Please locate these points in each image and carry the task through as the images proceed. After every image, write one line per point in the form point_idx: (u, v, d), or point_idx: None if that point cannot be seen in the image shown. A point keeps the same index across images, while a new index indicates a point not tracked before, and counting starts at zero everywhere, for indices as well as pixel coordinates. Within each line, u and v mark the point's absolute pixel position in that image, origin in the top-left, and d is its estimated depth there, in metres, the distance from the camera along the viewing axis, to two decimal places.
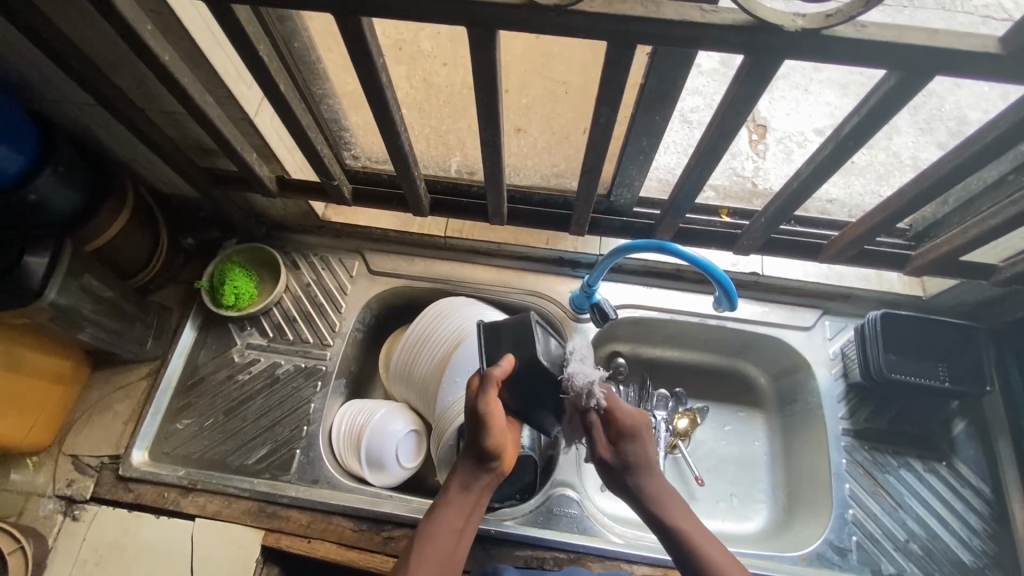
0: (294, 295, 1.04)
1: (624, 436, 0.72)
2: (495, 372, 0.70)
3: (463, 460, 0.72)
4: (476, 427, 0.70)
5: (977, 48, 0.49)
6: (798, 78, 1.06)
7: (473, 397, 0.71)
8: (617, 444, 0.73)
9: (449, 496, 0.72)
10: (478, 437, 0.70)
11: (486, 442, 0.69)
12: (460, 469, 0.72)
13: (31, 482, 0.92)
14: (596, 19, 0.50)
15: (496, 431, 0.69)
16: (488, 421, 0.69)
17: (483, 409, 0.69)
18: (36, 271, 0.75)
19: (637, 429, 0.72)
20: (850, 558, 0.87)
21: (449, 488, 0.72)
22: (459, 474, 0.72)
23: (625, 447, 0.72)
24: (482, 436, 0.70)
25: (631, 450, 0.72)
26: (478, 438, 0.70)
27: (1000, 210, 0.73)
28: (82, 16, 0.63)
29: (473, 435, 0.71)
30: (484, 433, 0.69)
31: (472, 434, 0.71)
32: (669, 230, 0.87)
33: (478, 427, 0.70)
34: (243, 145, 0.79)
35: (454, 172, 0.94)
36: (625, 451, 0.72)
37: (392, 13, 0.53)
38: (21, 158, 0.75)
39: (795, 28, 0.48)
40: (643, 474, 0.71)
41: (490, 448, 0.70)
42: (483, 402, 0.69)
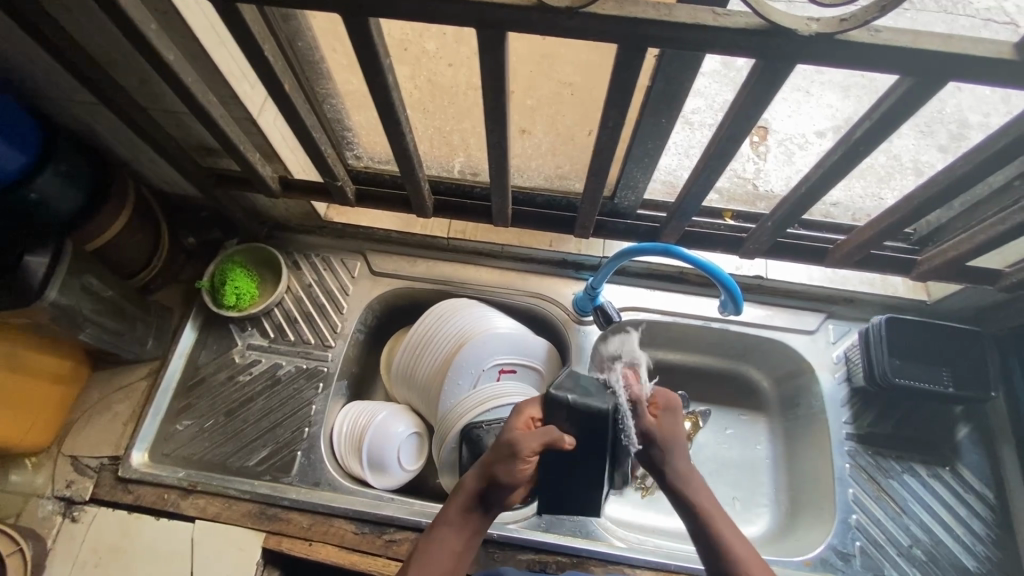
0: (295, 296, 1.03)
1: (667, 412, 0.70)
2: (546, 432, 0.66)
3: (471, 473, 0.69)
4: (499, 456, 0.66)
5: (991, 55, 0.48)
6: (801, 81, 1.07)
7: (515, 432, 0.67)
8: (657, 417, 0.70)
9: (451, 514, 0.68)
10: (497, 465, 0.66)
11: (503, 477, 0.66)
12: (466, 483, 0.69)
13: (30, 483, 0.91)
14: (609, 23, 0.49)
15: (517, 475, 0.66)
16: (517, 463, 0.65)
17: (518, 448, 0.65)
18: (37, 270, 0.74)
19: (671, 408, 0.70)
20: (853, 564, 0.87)
21: (452, 501, 0.69)
22: (464, 481, 0.69)
23: (663, 419, 0.69)
24: (501, 468, 0.66)
25: (668, 423, 0.69)
26: (496, 465, 0.66)
27: (1007, 217, 0.73)
28: (85, 14, 0.63)
29: (492, 458, 0.67)
30: (507, 465, 0.65)
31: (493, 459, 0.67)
32: (675, 233, 0.87)
33: (504, 461, 0.66)
34: (246, 145, 0.79)
35: (457, 172, 0.94)
36: (667, 426, 0.69)
37: (401, 14, 0.53)
38: (21, 157, 0.74)
39: (809, 33, 0.48)
40: (676, 451, 0.69)
41: (504, 477, 0.66)
42: (522, 445, 0.65)
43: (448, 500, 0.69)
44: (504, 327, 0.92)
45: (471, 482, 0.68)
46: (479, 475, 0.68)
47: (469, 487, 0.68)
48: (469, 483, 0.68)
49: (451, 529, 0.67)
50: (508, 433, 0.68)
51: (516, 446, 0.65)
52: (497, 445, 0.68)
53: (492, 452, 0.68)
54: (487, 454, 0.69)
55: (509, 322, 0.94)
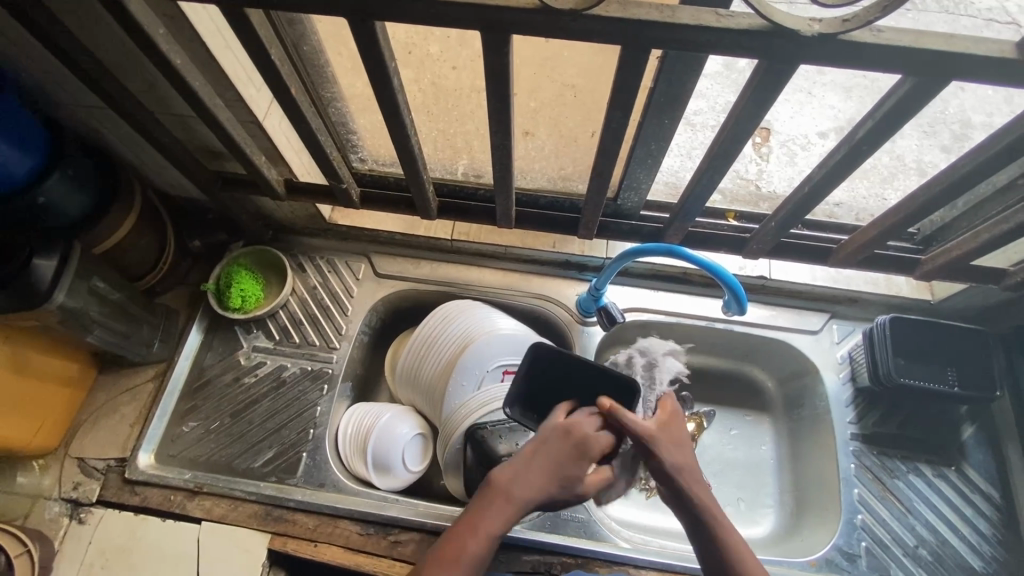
0: (300, 298, 1.04)
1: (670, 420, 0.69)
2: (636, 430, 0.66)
3: (515, 473, 0.64)
4: (565, 450, 0.65)
5: (994, 54, 0.49)
6: (802, 82, 1.07)
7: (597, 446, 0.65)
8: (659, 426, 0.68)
9: (489, 525, 0.61)
10: (557, 464, 0.64)
11: (560, 473, 0.64)
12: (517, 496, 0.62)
13: (37, 484, 0.91)
14: (613, 25, 0.50)
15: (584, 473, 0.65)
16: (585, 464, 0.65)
17: (592, 447, 0.65)
18: (45, 273, 0.74)
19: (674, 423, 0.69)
20: (859, 564, 0.87)
21: (495, 509, 0.62)
22: (506, 483, 0.63)
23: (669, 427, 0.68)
24: (565, 466, 0.64)
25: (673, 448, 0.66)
26: (553, 463, 0.64)
27: (1010, 215, 0.73)
28: (94, 18, 0.63)
29: (548, 458, 0.64)
30: (580, 465, 0.65)
31: (553, 460, 0.64)
32: (678, 233, 0.87)
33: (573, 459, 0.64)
34: (252, 149, 0.79)
35: (461, 175, 0.93)
36: (670, 432, 0.67)
37: (406, 17, 0.53)
38: (30, 161, 0.74)
39: (812, 34, 0.48)
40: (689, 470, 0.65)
41: (570, 477, 0.64)
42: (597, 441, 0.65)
43: (484, 495, 0.64)
44: (507, 328, 0.93)
45: (522, 490, 0.63)
46: (529, 479, 0.63)
47: (522, 499, 0.62)
48: (516, 489, 0.63)
49: (491, 528, 0.61)
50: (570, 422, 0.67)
51: (595, 441, 0.65)
52: (561, 444, 0.65)
53: (553, 458, 0.64)
54: (545, 463, 0.64)
55: (512, 324, 0.94)
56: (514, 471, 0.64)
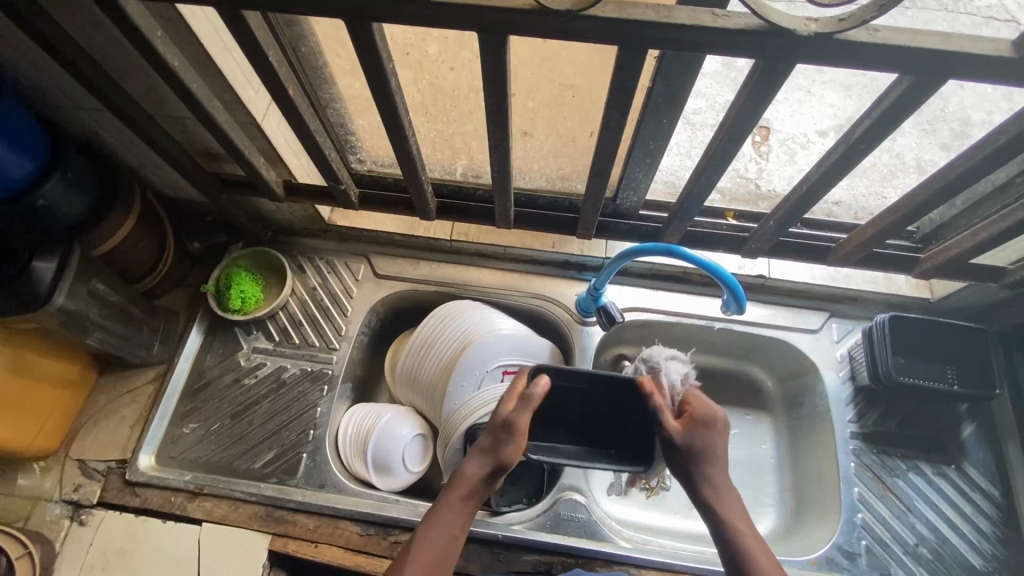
0: (300, 299, 1.04)
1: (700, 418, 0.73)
2: (537, 393, 0.73)
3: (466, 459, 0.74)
4: (492, 428, 0.74)
5: (991, 52, 0.49)
6: (802, 80, 1.06)
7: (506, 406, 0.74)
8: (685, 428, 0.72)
9: (449, 500, 0.70)
10: (489, 442, 0.73)
11: (497, 452, 0.72)
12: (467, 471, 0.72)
13: (38, 486, 0.92)
14: (610, 25, 0.50)
15: (518, 443, 0.72)
16: (518, 435, 0.72)
17: (511, 418, 0.72)
18: (45, 276, 0.75)
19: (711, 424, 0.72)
20: (860, 562, 0.87)
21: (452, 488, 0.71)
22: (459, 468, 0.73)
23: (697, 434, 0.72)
24: (495, 438, 0.73)
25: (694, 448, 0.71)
26: (488, 443, 0.73)
27: (1009, 214, 0.73)
28: (92, 21, 0.63)
29: (484, 439, 0.74)
30: (504, 435, 0.72)
31: (488, 439, 0.73)
32: (677, 233, 0.87)
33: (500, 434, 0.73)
34: (251, 150, 0.80)
35: (459, 175, 0.94)
36: (695, 437, 0.71)
37: (403, 19, 0.53)
38: (29, 164, 0.74)
39: (808, 33, 0.48)
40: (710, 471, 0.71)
41: (506, 447, 0.72)
42: (516, 412, 0.73)
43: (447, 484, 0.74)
44: (508, 328, 0.93)
45: (469, 471, 0.72)
46: (473, 460, 0.73)
47: (471, 475, 0.71)
48: (469, 470, 0.72)
49: (452, 507, 0.70)
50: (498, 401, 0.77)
51: (507, 413, 0.73)
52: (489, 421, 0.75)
53: (487, 438, 0.73)
54: (483, 444, 0.73)
55: (512, 324, 0.94)
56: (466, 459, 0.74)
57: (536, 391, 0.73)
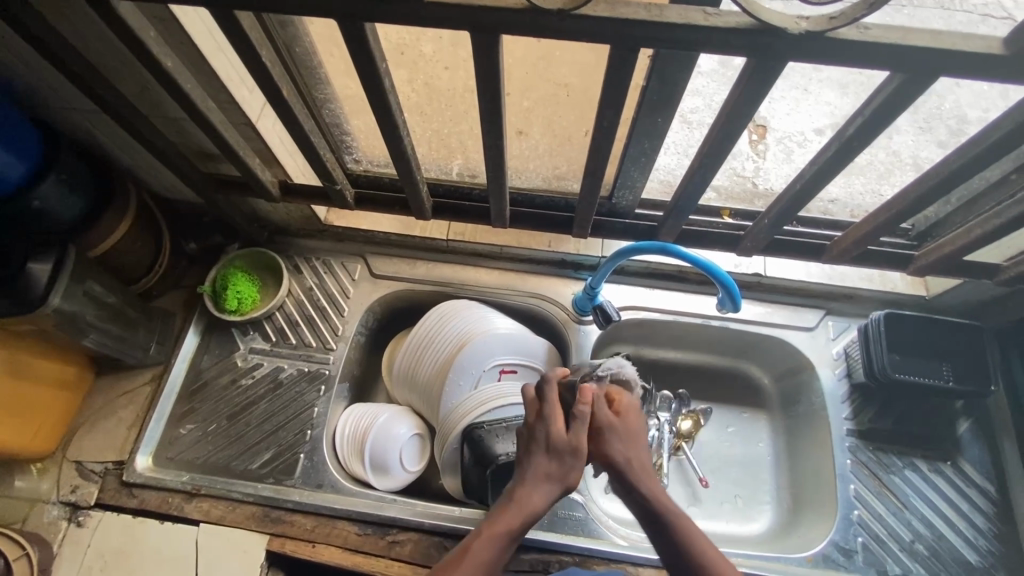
0: (296, 300, 1.04)
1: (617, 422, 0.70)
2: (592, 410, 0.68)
3: (520, 483, 0.66)
4: (548, 448, 0.67)
5: (982, 49, 0.49)
6: (798, 78, 1.05)
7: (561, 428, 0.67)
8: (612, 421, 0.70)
9: (508, 535, 0.63)
10: (547, 466, 0.66)
11: (555, 476, 0.66)
12: (531, 506, 0.64)
13: (35, 488, 0.92)
14: (602, 24, 0.50)
15: (580, 466, 0.67)
16: (582, 461, 0.67)
17: (574, 441, 0.66)
18: (41, 277, 0.75)
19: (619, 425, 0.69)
20: (856, 559, 0.87)
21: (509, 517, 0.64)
22: (511, 493, 0.66)
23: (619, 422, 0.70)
24: (557, 463, 0.66)
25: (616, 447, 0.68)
26: (545, 466, 0.66)
27: (1002, 211, 0.73)
28: (85, 22, 0.63)
29: (540, 461, 0.67)
30: (568, 460, 0.66)
31: (545, 462, 0.67)
32: (672, 232, 0.87)
33: (560, 456, 0.67)
34: (246, 151, 0.80)
35: (456, 175, 0.94)
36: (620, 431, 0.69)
37: (395, 19, 0.53)
38: (24, 166, 0.75)
39: (799, 31, 0.48)
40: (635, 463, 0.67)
41: (573, 477, 0.66)
42: (579, 435, 0.67)
43: (494, 508, 0.66)
44: (504, 327, 0.93)
45: (532, 500, 0.65)
46: (528, 484, 0.66)
47: (533, 508, 0.64)
48: (535, 505, 0.64)
49: (510, 541, 0.63)
50: (542, 415, 0.69)
51: (567, 435, 0.67)
52: (541, 439, 0.68)
53: (546, 461, 0.66)
54: (541, 468, 0.66)
55: (509, 323, 0.94)
56: (522, 483, 0.66)
57: (587, 408, 0.67)
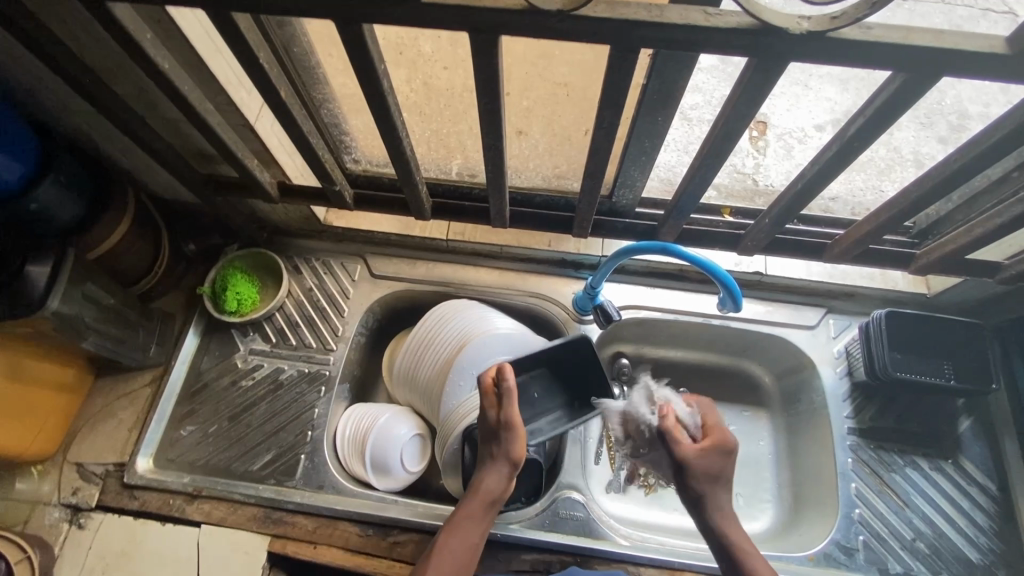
0: (296, 300, 1.04)
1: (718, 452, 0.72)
2: (512, 385, 0.74)
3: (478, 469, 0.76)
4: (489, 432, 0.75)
5: (986, 49, 0.48)
6: (798, 75, 1.04)
7: (491, 406, 0.75)
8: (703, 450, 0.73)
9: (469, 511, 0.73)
10: (495, 450, 0.75)
11: (502, 454, 0.74)
12: (484, 482, 0.74)
13: (36, 491, 0.92)
14: (601, 24, 0.49)
15: (518, 438, 0.74)
16: (517, 431, 0.74)
17: (503, 420, 0.74)
18: (39, 280, 0.75)
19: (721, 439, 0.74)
20: (857, 558, 0.87)
21: (469, 497, 0.74)
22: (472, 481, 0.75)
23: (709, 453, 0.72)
24: (497, 441, 0.74)
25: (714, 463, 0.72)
26: (493, 451, 0.75)
27: (1005, 209, 0.73)
28: (80, 24, 0.63)
29: (489, 448, 0.75)
30: (504, 436, 0.74)
31: (492, 446, 0.75)
32: (672, 231, 0.87)
33: (499, 435, 0.74)
34: (244, 152, 0.79)
35: (455, 175, 0.93)
36: (708, 465, 0.72)
37: (394, 20, 0.53)
38: (22, 168, 0.74)
39: (802, 32, 0.48)
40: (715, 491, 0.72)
41: (513, 450, 0.74)
42: (505, 410, 0.74)
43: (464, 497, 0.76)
44: (505, 327, 0.93)
45: (485, 483, 0.74)
46: (484, 472, 0.74)
47: (484, 485, 0.73)
48: (485, 483, 0.73)
49: (474, 518, 0.73)
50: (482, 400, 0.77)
51: (499, 414, 0.74)
52: (484, 426, 0.76)
53: (492, 445, 0.75)
54: (490, 452, 0.75)
55: (509, 323, 0.94)
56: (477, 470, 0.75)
57: (511, 383, 0.74)
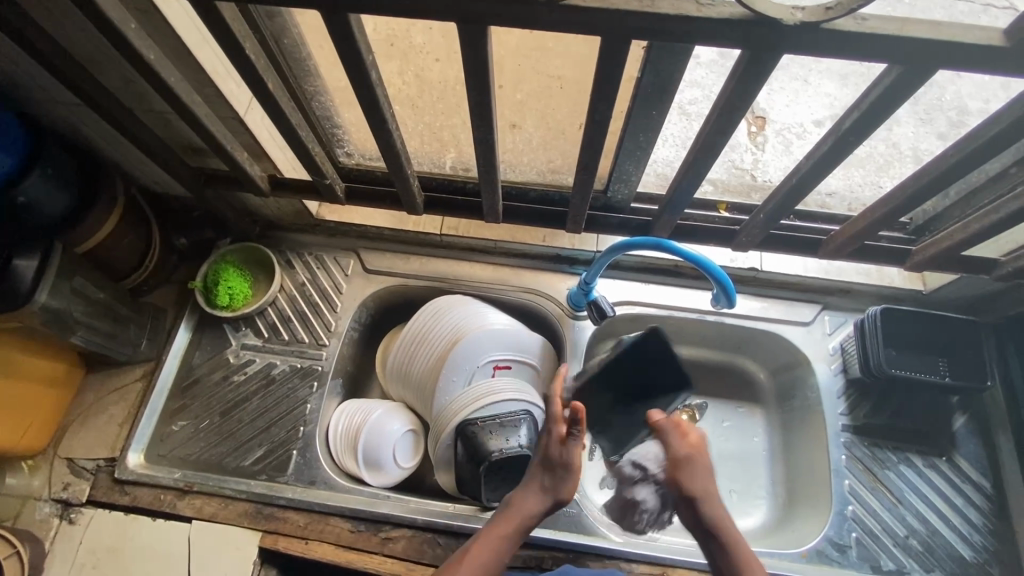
0: (289, 295, 1.03)
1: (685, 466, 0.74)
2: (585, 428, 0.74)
3: (518, 492, 0.76)
4: (546, 459, 0.76)
5: (982, 41, 0.48)
6: (797, 69, 1.06)
7: (557, 440, 0.75)
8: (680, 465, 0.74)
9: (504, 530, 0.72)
10: (544, 476, 0.76)
11: (550, 484, 0.75)
12: (524, 509, 0.74)
13: (26, 486, 0.91)
14: (591, 14, 0.49)
15: (572, 480, 0.75)
16: (574, 473, 0.75)
17: (565, 455, 0.74)
18: (26, 272, 0.74)
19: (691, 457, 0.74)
20: (850, 554, 0.87)
21: (506, 518, 0.73)
22: (511, 500, 0.76)
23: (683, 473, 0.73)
24: (550, 473, 0.75)
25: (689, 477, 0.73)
26: (543, 476, 0.76)
27: (1001, 205, 0.72)
28: (65, 14, 0.62)
29: (539, 472, 0.76)
30: (561, 473, 0.75)
31: (543, 473, 0.76)
32: (666, 228, 0.86)
33: (556, 471, 0.75)
34: (233, 144, 0.78)
35: (449, 169, 0.92)
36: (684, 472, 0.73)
37: (381, 10, 0.52)
38: (9, 160, 0.73)
39: (795, 22, 0.47)
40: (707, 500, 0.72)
41: (564, 490, 0.75)
42: (571, 448, 0.75)
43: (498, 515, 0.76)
44: (499, 322, 0.93)
45: (527, 507, 0.74)
46: (527, 493, 0.75)
47: (527, 511, 0.74)
48: (526, 509, 0.74)
49: (510, 540, 0.72)
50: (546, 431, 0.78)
51: (563, 450, 0.75)
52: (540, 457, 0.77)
53: (544, 473, 0.76)
54: (539, 478, 0.76)
55: (503, 318, 0.94)
56: (520, 493, 0.75)
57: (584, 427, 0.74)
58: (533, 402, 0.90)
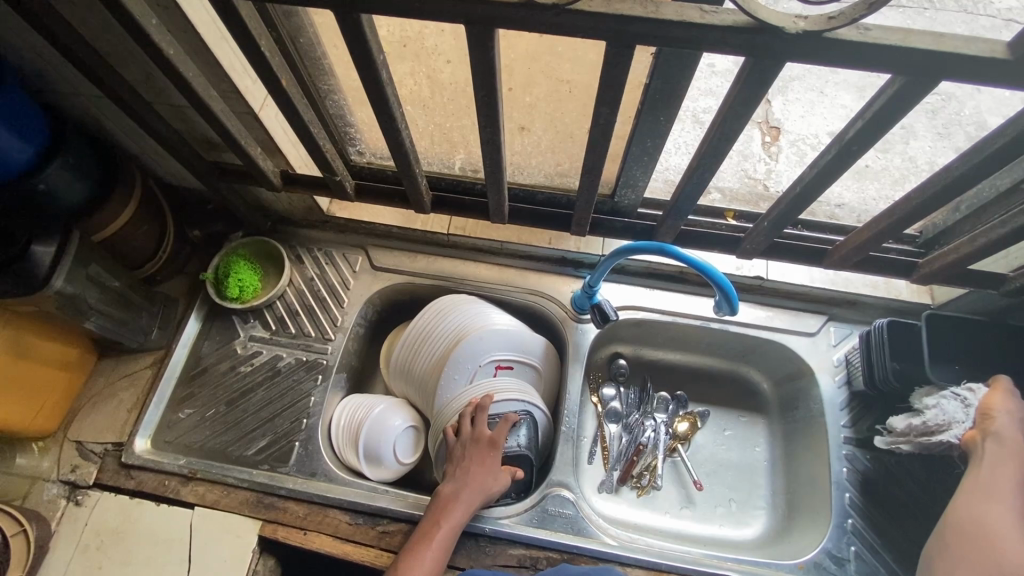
0: (298, 289, 1.05)
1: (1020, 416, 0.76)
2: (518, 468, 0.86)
3: (459, 486, 0.80)
4: (492, 462, 0.82)
5: (983, 53, 0.48)
6: (814, 81, 1.06)
7: (499, 442, 0.83)
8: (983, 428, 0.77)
9: (445, 521, 0.78)
10: (488, 476, 0.82)
11: (496, 484, 0.82)
12: (463, 502, 0.79)
13: (36, 467, 0.93)
14: (596, 18, 0.50)
15: (505, 477, 0.83)
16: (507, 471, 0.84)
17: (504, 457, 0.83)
18: (44, 259, 0.76)
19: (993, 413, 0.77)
20: (848, 568, 0.85)
21: (449, 510, 0.79)
22: (458, 497, 0.80)
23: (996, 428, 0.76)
24: (492, 475, 0.82)
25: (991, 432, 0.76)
26: (487, 476, 0.82)
27: (1008, 220, 0.72)
28: (88, 8, 0.64)
29: (484, 473, 0.82)
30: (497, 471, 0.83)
31: (488, 474, 0.82)
32: (671, 232, 0.86)
33: (492, 468, 0.82)
34: (247, 139, 0.80)
35: (458, 170, 0.94)
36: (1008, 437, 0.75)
37: (391, 10, 0.53)
38: (30, 148, 0.76)
39: (797, 30, 0.47)
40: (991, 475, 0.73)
41: (499, 486, 0.82)
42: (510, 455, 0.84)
43: (437, 507, 0.80)
44: (502, 323, 0.93)
45: (468, 500, 0.80)
46: (476, 492, 0.80)
47: (467, 504, 0.79)
48: (465, 502, 0.80)
49: (452, 528, 0.78)
50: (486, 434, 0.83)
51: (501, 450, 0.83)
52: (477, 450, 0.82)
53: (483, 472, 0.82)
54: (477, 474, 0.81)
55: (507, 319, 0.95)
56: (459, 485, 0.81)
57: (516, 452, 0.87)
58: (534, 403, 0.91)
